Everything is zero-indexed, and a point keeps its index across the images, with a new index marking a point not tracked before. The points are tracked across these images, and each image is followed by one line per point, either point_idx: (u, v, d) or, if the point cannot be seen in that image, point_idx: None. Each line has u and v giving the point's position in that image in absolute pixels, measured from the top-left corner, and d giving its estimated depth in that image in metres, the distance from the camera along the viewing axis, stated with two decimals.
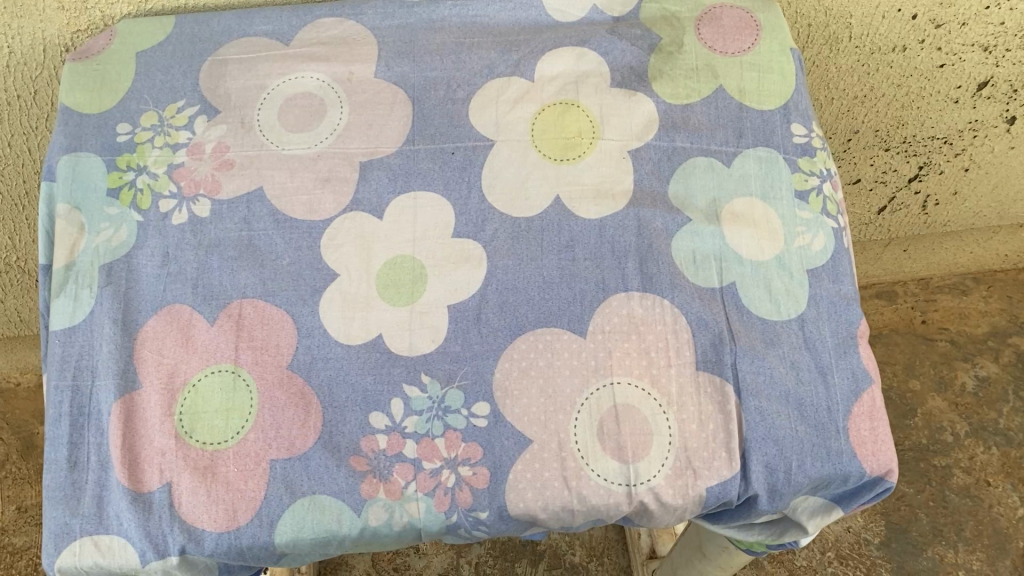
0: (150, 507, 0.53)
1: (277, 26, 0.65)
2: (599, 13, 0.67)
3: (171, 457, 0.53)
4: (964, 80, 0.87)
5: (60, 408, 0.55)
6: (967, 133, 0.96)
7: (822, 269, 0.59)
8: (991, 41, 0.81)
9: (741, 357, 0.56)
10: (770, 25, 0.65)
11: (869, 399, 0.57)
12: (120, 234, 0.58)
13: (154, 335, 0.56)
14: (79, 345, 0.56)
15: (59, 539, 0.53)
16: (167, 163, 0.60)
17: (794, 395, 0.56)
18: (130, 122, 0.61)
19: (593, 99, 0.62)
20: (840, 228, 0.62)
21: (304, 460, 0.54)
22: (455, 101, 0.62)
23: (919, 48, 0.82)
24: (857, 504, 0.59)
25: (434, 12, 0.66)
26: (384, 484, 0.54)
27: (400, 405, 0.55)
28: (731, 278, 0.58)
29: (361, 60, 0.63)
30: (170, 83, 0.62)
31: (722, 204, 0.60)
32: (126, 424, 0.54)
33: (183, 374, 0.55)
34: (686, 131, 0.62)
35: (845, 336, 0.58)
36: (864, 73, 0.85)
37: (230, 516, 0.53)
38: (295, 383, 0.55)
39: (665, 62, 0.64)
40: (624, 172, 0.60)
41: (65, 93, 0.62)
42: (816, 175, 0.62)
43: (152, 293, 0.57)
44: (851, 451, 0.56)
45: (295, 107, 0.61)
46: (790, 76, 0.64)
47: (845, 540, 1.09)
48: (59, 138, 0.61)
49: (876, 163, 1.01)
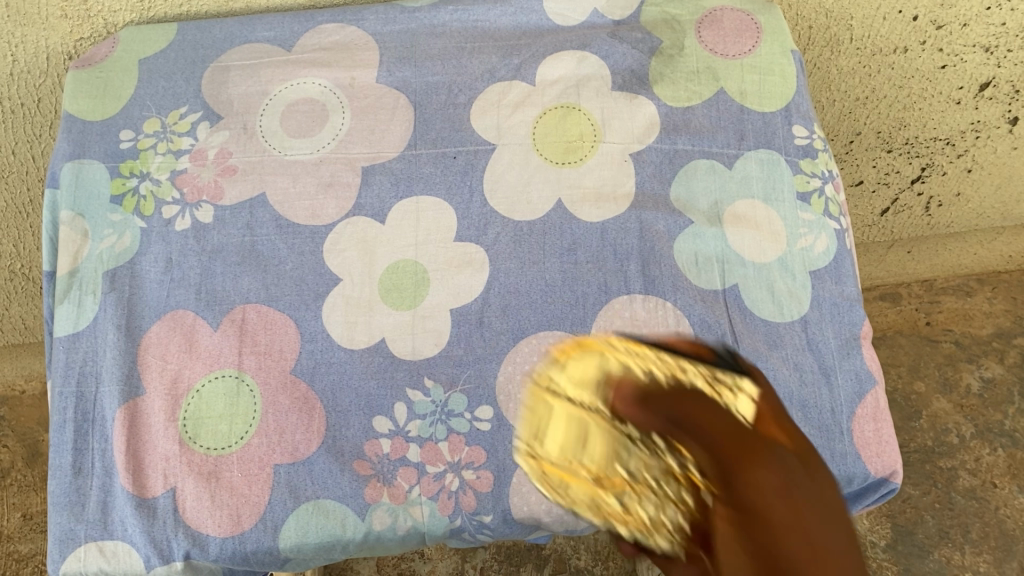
0: (154, 512, 0.53)
1: (279, 32, 0.65)
2: (599, 17, 0.67)
3: (175, 463, 0.53)
4: (966, 81, 0.86)
5: (65, 414, 0.55)
6: (969, 134, 0.94)
7: (825, 271, 0.59)
8: (991, 41, 0.80)
9: (744, 359, 0.56)
10: (770, 28, 0.65)
11: (873, 399, 0.57)
12: (123, 240, 0.58)
13: (157, 341, 0.56)
14: (84, 351, 0.56)
15: (64, 545, 0.53)
16: (170, 169, 0.60)
17: (798, 396, 0.56)
18: (133, 129, 0.61)
19: (595, 102, 0.62)
20: (842, 229, 0.62)
21: (307, 465, 0.54)
22: (456, 106, 0.62)
23: (920, 50, 0.81)
24: (862, 504, 0.58)
25: (434, 18, 0.66)
26: (388, 489, 0.54)
27: (403, 408, 0.55)
28: (734, 280, 0.58)
29: (362, 66, 0.63)
30: (172, 89, 0.62)
31: (725, 206, 0.60)
32: (130, 430, 0.54)
33: (186, 379, 0.55)
34: (688, 133, 0.62)
35: (848, 337, 0.58)
36: (865, 75, 0.85)
37: (234, 520, 0.53)
38: (298, 387, 0.55)
39: (666, 64, 0.64)
40: (626, 175, 0.61)
41: (69, 100, 0.62)
42: (817, 176, 0.62)
43: (156, 298, 0.57)
44: (855, 452, 0.56)
45: (297, 113, 0.61)
46: (790, 78, 0.64)
47: None
48: (62, 145, 0.61)
49: (879, 165, 0.99)
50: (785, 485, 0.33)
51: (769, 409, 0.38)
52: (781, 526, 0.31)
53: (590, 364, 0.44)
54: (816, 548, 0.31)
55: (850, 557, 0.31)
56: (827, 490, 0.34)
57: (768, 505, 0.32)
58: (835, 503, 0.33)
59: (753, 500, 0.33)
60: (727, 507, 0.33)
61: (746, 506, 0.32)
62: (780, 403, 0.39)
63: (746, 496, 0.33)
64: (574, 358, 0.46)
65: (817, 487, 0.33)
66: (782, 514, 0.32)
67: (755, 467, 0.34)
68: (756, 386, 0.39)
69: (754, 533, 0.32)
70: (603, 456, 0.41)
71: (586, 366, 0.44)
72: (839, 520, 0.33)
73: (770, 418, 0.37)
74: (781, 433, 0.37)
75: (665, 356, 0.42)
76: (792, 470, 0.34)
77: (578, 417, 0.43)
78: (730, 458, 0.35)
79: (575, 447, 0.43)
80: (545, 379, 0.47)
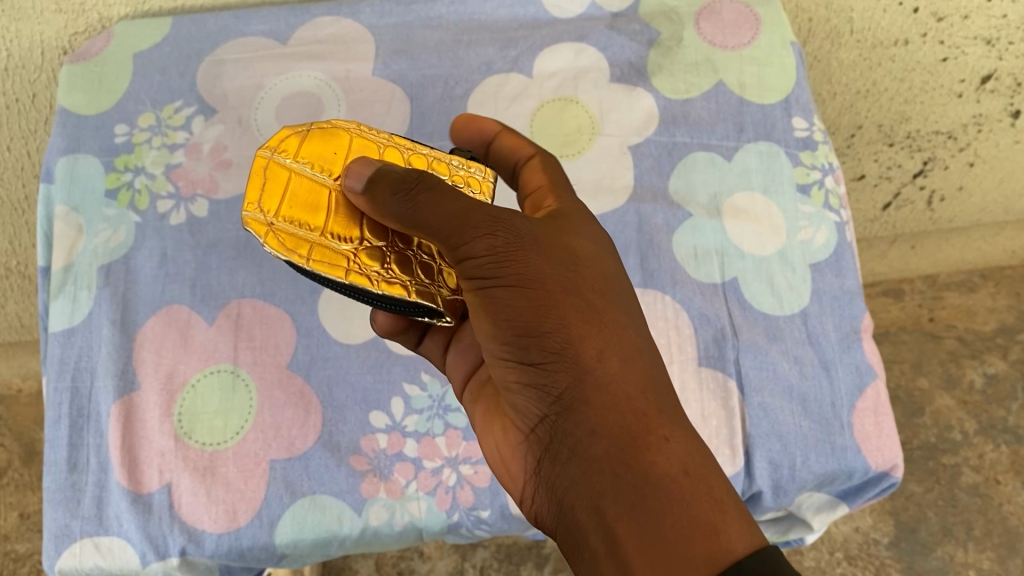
0: (150, 508, 0.52)
1: (274, 25, 0.64)
2: (597, 9, 0.65)
3: (170, 458, 0.53)
4: (967, 74, 0.83)
5: (60, 409, 0.55)
6: (971, 127, 0.90)
7: (825, 264, 0.59)
8: (993, 33, 0.78)
9: (743, 352, 0.56)
10: (770, 19, 0.64)
11: (874, 393, 0.56)
12: (118, 234, 0.58)
13: (153, 336, 0.56)
14: (79, 346, 0.56)
15: (59, 542, 0.52)
16: (164, 162, 0.60)
17: (798, 390, 0.56)
18: (128, 123, 0.61)
19: (592, 94, 0.62)
20: (842, 222, 0.61)
21: (303, 460, 0.53)
22: (452, 99, 0.62)
23: (921, 42, 0.79)
24: (863, 499, 0.57)
25: (431, 10, 0.65)
26: (385, 484, 0.53)
27: (399, 403, 0.55)
28: (733, 273, 0.58)
29: (358, 58, 0.63)
30: (167, 84, 0.62)
31: (724, 198, 0.60)
32: (125, 425, 0.54)
33: (181, 374, 0.55)
34: (686, 126, 0.61)
35: (849, 331, 0.58)
36: (866, 67, 0.83)
37: (230, 516, 0.52)
38: (294, 382, 0.55)
39: (664, 56, 0.63)
40: (624, 168, 0.61)
41: (63, 94, 0.62)
42: (817, 168, 0.61)
43: (151, 293, 0.57)
44: (856, 446, 0.55)
45: (293, 106, 0.61)
46: (790, 69, 0.63)
47: (853, 540, 0.97)
48: (57, 140, 0.61)
49: (881, 159, 0.95)
50: (501, 221, 0.37)
51: (550, 184, 0.47)
52: (546, 288, 0.37)
53: (335, 147, 0.40)
54: (567, 289, 0.38)
55: (597, 276, 0.40)
56: (558, 225, 0.41)
57: (441, 226, 0.37)
58: (566, 231, 0.41)
59: (488, 249, 0.37)
60: (475, 284, 0.38)
61: (500, 273, 0.37)
62: (563, 171, 0.48)
63: (479, 245, 0.37)
64: (306, 141, 0.40)
65: (557, 235, 0.40)
66: (547, 274, 0.38)
67: (475, 214, 0.37)
68: (542, 172, 0.48)
69: (511, 298, 0.37)
70: (340, 226, 0.39)
71: (331, 143, 0.41)
72: (585, 258, 0.40)
73: (548, 189, 0.46)
74: (563, 199, 0.45)
75: (399, 143, 0.43)
76: (517, 225, 0.38)
77: (306, 187, 0.39)
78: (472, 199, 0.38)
79: (306, 210, 0.38)
80: (268, 154, 0.39)
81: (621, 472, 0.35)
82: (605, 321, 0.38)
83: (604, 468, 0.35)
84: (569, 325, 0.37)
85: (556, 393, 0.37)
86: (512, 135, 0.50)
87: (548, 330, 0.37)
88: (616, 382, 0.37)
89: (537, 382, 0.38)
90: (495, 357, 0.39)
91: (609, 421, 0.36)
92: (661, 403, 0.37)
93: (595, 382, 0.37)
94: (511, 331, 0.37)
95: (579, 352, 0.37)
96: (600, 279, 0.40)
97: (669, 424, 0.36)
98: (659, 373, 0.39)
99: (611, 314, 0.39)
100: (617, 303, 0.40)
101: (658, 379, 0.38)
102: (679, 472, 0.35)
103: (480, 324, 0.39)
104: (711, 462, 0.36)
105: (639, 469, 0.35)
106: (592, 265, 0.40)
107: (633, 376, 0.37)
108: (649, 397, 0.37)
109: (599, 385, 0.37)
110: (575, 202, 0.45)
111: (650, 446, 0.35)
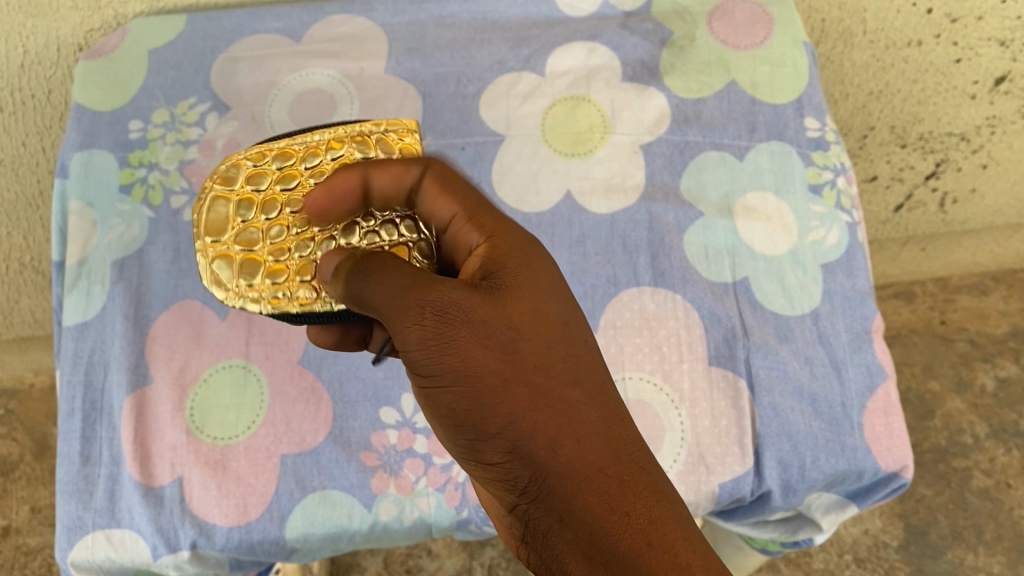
0: (161, 502, 0.53)
1: (289, 23, 0.64)
2: (610, 8, 0.65)
3: (182, 452, 0.53)
4: (981, 75, 0.82)
5: (73, 402, 0.56)
6: (984, 129, 0.89)
7: (837, 264, 0.59)
8: (1008, 35, 0.78)
9: (754, 352, 0.56)
10: (784, 19, 0.64)
11: (884, 394, 0.56)
12: (131, 229, 0.59)
13: (165, 330, 0.56)
14: (92, 340, 0.57)
15: (72, 533, 0.53)
16: (178, 158, 0.61)
17: (808, 390, 0.55)
18: (142, 119, 0.62)
19: (605, 94, 0.62)
20: (854, 222, 0.61)
21: (315, 455, 0.54)
22: (465, 97, 0.62)
23: (934, 43, 0.79)
24: (872, 500, 0.56)
25: (444, 9, 0.65)
26: (395, 480, 0.54)
27: (410, 400, 0.55)
28: (744, 272, 0.58)
29: (371, 56, 0.63)
30: (182, 80, 0.62)
31: (735, 198, 0.60)
32: (138, 418, 0.54)
33: (193, 369, 0.55)
34: (698, 124, 0.61)
35: (860, 331, 0.58)
36: (879, 68, 0.82)
37: (241, 510, 0.52)
38: (305, 377, 0.55)
39: (677, 56, 0.63)
40: (636, 167, 0.60)
41: (79, 90, 0.62)
42: (829, 168, 0.61)
43: (164, 289, 0.57)
44: (866, 446, 0.55)
45: (306, 103, 0.61)
46: (803, 69, 0.63)
47: (863, 542, 0.96)
48: (73, 136, 0.61)
49: (892, 160, 0.94)
50: (433, 308, 0.36)
51: (464, 209, 0.41)
52: (485, 380, 0.35)
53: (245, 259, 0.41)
54: (507, 375, 0.36)
55: (540, 347, 0.37)
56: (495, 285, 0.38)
57: (382, 307, 0.36)
58: (502, 293, 0.37)
59: (418, 340, 0.35)
60: (418, 378, 0.37)
61: (439, 368, 0.36)
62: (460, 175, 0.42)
63: (411, 336, 0.36)
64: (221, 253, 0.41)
65: (495, 301, 0.37)
66: (482, 362, 0.36)
67: (403, 301, 0.36)
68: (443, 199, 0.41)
69: (450, 396, 0.36)
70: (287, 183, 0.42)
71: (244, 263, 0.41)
72: (526, 325, 0.37)
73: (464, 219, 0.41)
74: (487, 227, 0.41)
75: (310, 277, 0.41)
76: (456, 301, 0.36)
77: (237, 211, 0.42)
78: (404, 279, 0.36)
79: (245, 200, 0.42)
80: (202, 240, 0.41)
81: (589, 555, 0.34)
82: (553, 403, 0.36)
83: (573, 555, 0.35)
84: (516, 415, 0.35)
85: (520, 486, 0.36)
86: (382, 168, 0.40)
87: (499, 426, 0.35)
88: (574, 471, 0.35)
89: (499, 477, 0.36)
90: (455, 453, 0.38)
91: (573, 508, 0.35)
92: (624, 476, 0.35)
93: (552, 472, 0.35)
94: (458, 431, 0.36)
95: (532, 446, 0.35)
96: (543, 351, 0.37)
97: (634, 499, 0.35)
98: (620, 439, 0.36)
99: (557, 389, 0.36)
100: (565, 374, 0.37)
101: (622, 442, 0.36)
102: (645, 546, 0.34)
103: (431, 420, 0.38)
104: (678, 526, 0.35)
105: (605, 551, 0.34)
106: (533, 332, 0.37)
107: (591, 457, 0.35)
108: (608, 473, 0.35)
109: (559, 475, 0.35)
110: (501, 226, 0.41)
111: (612, 526, 0.34)
